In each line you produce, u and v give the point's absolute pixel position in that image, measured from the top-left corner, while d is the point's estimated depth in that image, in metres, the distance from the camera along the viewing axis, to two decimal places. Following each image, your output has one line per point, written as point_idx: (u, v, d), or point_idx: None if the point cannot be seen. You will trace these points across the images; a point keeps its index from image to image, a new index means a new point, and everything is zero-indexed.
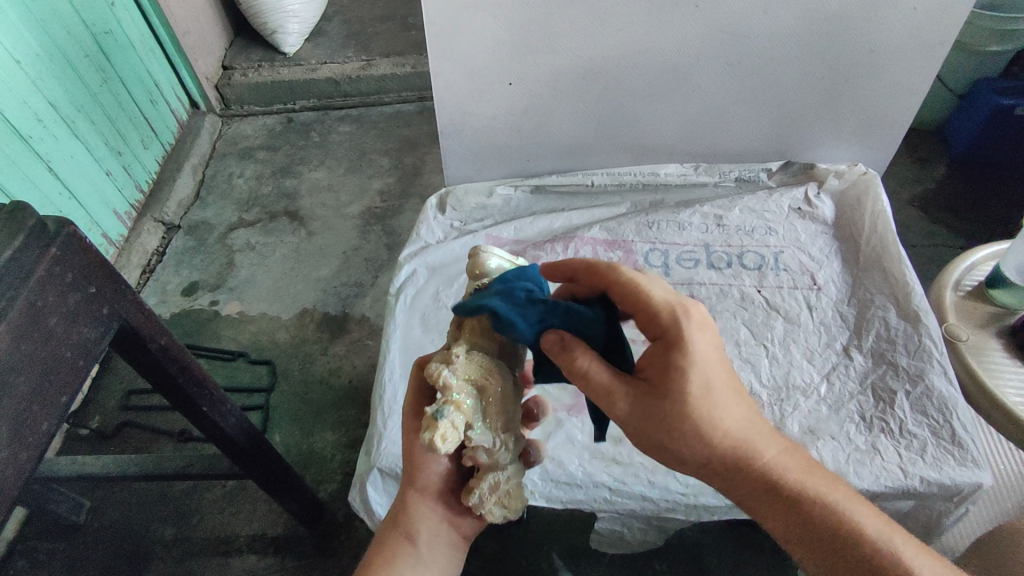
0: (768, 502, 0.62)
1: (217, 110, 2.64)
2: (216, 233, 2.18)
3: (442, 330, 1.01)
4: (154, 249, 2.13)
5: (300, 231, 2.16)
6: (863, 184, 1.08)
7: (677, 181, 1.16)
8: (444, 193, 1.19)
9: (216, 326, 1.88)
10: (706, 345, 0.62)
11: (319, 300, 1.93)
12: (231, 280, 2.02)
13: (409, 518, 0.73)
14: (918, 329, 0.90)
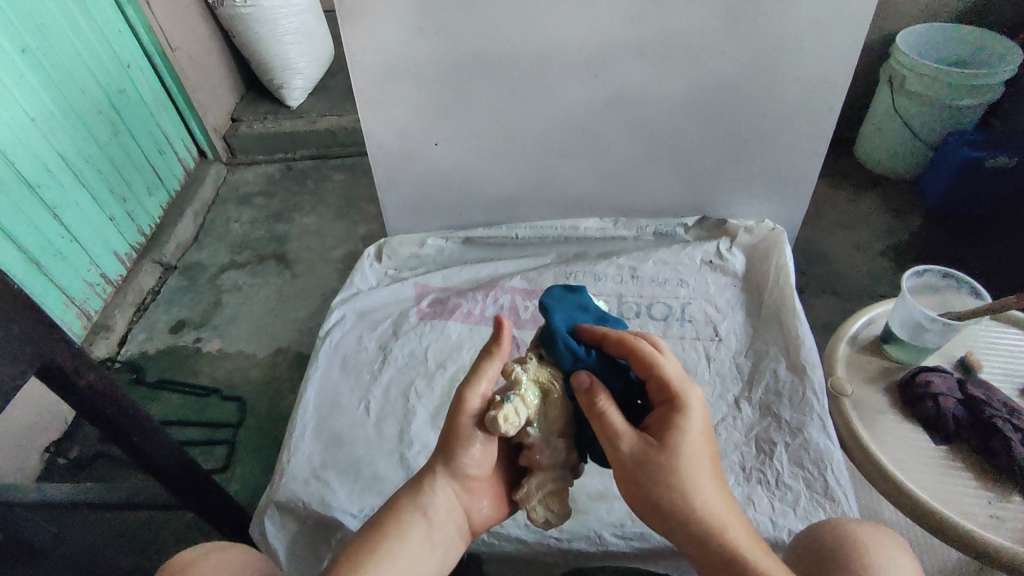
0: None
1: (224, 157, 2.81)
2: (207, 274, 2.30)
3: (358, 372, 1.07)
4: (150, 291, 2.22)
5: (285, 273, 2.27)
6: (770, 240, 1.12)
7: (597, 235, 1.21)
8: (381, 243, 1.27)
9: (196, 362, 1.96)
10: (701, 421, 0.68)
11: (295, 339, 2.01)
12: (215, 319, 2.11)
13: (427, 493, 0.70)
14: (804, 382, 0.93)
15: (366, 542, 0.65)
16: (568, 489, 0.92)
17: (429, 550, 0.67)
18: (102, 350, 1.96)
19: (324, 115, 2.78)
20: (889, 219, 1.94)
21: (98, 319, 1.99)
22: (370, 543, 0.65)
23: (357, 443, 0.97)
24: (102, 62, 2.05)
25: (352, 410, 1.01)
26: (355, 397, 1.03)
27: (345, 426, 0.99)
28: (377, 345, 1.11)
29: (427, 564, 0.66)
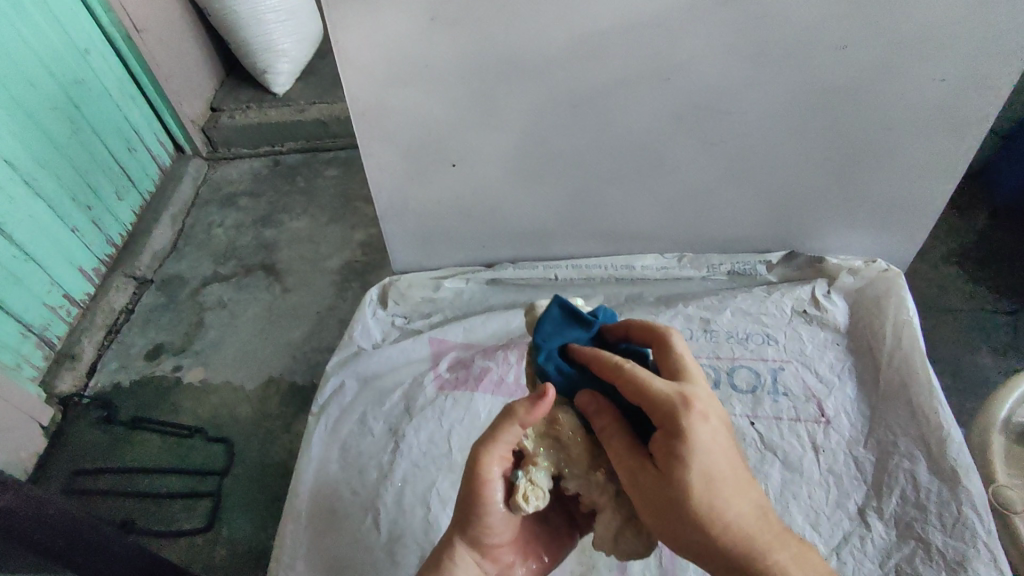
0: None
1: (205, 153, 1.99)
2: (189, 288, 1.66)
3: (363, 466, 0.84)
4: (122, 306, 1.60)
5: (273, 285, 1.64)
6: (883, 285, 0.88)
7: (656, 275, 0.98)
8: (387, 283, 1.03)
9: (175, 398, 1.41)
10: (711, 436, 0.52)
11: (287, 366, 1.46)
12: (198, 342, 1.53)
13: (450, 570, 0.62)
14: (956, 495, 0.71)
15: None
16: None
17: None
18: (64, 383, 1.42)
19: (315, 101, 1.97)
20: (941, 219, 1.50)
21: (63, 345, 1.45)
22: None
23: (367, 572, 0.76)
24: (48, 34, 1.40)
25: (358, 523, 0.80)
26: (359, 502, 0.81)
27: (350, 548, 0.78)
28: (386, 426, 0.88)
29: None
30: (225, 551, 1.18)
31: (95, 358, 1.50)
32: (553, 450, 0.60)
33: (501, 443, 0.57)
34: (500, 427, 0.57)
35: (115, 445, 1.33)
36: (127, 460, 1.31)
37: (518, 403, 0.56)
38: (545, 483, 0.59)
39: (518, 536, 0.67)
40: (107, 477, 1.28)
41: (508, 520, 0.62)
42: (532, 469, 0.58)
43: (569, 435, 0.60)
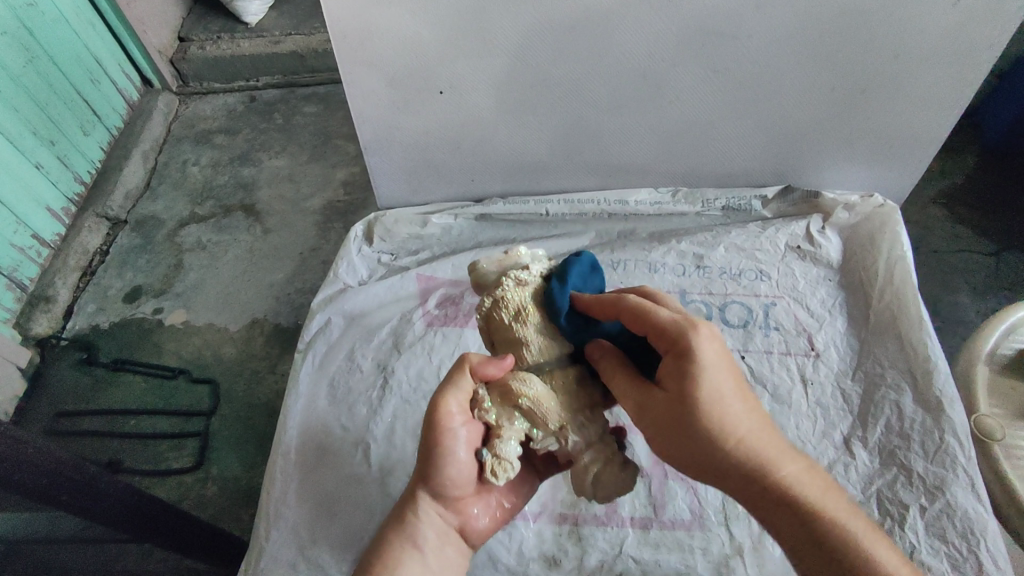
0: (794, 537, 0.48)
1: (174, 88, 1.87)
2: (165, 228, 1.58)
3: (352, 402, 0.83)
4: (97, 248, 1.54)
5: (254, 227, 1.56)
6: (879, 220, 0.87)
7: (650, 210, 0.95)
8: (372, 219, 1.00)
9: (158, 338, 1.37)
10: (716, 353, 0.52)
11: (270, 309, 1.41)
12: (178, 283, 1.46)
13: (414, 521, 0.57)
14: (940, 425, 0.72)
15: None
16: (639, 570, 0.69)
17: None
18: (39, 326, 1.36)
19: (291, 32, 1.85)
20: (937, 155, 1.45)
21: (36, 287, 1.40)
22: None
23: (357, 506, 0.75)
24: None
25: (349, 458, 0.79)
26: (349, 438, 0.80)
27: (339, 483, 0.77)
28: (375, 362, 0.86)
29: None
30: (216, 487, 1.17)
31: (71, 301, 1.45)
32: (517, 417, 0.58)
33: (460, 392, 0.58)
34: (458, 376, 0.59)
35: (96, 386, 1.29)
36: (109, 402, 1.27)
37: (474, 360, 0.59)
38: (510, 452, 0.57)
39: (487, 500, 0.61)
40: (88, 419, 1.25)
41: (468, 480, 0.58)
42: (498, 442, 0.57)
43: (530, 402, 0.57)
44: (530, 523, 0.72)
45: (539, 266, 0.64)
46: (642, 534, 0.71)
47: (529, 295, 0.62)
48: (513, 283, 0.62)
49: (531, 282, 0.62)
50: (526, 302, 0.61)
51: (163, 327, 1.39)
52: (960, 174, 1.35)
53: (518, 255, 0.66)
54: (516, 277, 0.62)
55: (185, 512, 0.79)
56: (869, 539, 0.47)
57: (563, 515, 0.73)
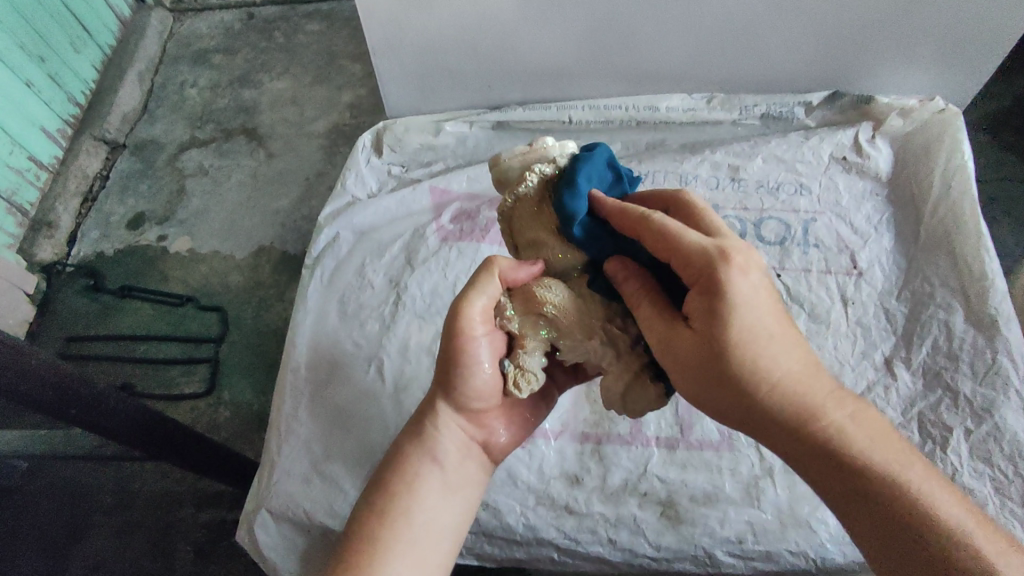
0: (836, 486, 0.45)
1: (168, 3, 1.69)
2: (166, 153, 1.46)
3: (364, 318, 0.79)
4: (97, 172, 1.43)
5: (258, 153, 1.43)
6: (938, 128, 0.79)
7: (682, 117, 0.87)
8: (381, 128, 0.93)
9: (163, 266, 1.30)
10: (752, 289, 0.47)
11: (278, 237, 1.32)
12: (183, 211, 1.37)
13: (432, 434, 0.54)
14: (992, 343, 0.67)
15: (376, 511, 0.50)
16: (664, 489, 0.66)
17: (451, 500, 0.52)
18: (43, 251, 1.30)
19: None
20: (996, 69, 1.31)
21: (37, 212, 1.32)
22: (381, 513, 0.49)
23: (372, 423, 0.72)
24: None
25: (362, 375, 0.75)
26: (361, 355, 0.77)
27: (352, 399, 0.74)
28: (386, 278, 0.82)
29: (448, 521, 0.51)
30: (228, 412, 1.15)
31: (75, 227, 1.37)
32: (541, 327, 0.55)
33: (483, 296, 0.54)
34: (484, 279, 0.54)
35: (104, 312, 1.25)
36: (118, 328, 1.23)
37: (502, 264, 0.55)
38: (536, 363, 0.55)
39: (508, 414, 0.58)
40: (98, 345, 1.21)
41: (493, 392, 0.55)
42: (522, 354, 0.55)
43: (557, 312, 0.54)
44: (550, 442, 0.69)
45: (567, 162, 0.57)
46: (667, 453, 0.68)
47: (554, 194, 0.56)
48: (537, 179, 0.56)
49: (558, 178, 0.56)
50: (548, 201, 0.56)
51: (169, 255, 1.32)
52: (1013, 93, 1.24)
53: (546, 148, 0.58)
54: (540, 172, 0.56)
55: (205, 439, 0.76)
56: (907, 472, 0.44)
57: (585, 434, 0.70)
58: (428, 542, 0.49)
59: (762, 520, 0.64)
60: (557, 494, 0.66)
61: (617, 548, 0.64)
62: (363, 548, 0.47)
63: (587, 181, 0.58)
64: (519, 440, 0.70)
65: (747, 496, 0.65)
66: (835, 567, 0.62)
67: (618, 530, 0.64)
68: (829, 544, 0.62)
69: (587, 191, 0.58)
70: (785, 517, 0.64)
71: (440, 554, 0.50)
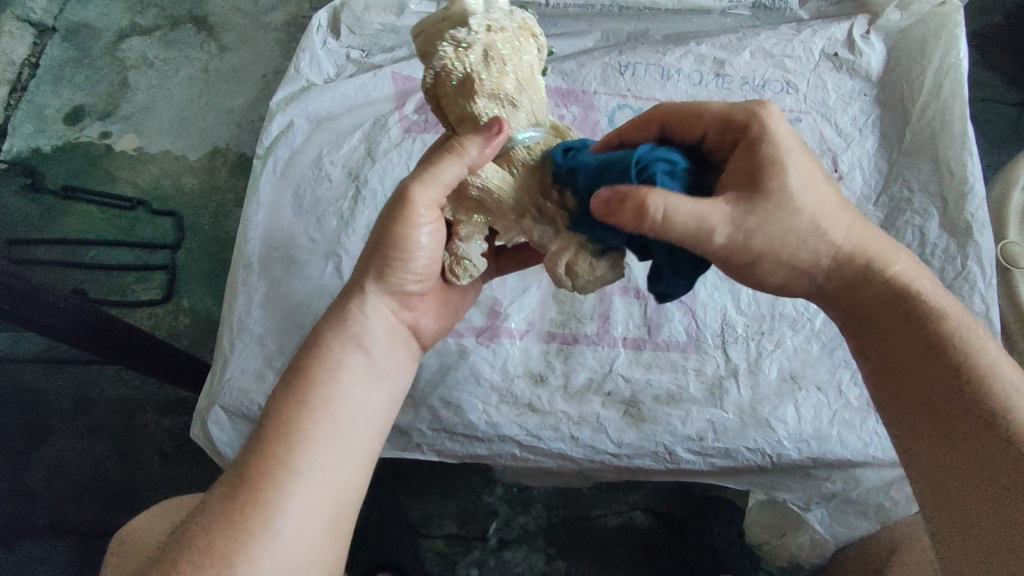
0: (911, 355, 0.43)
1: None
2: (103, 39, 1.29)
3: (321, 213, 0.74)
4: (25, 59, 1.27)
5: (209, 43, 1.28)
6: (939, 21, 0.74)
7: (670, 4, 0.80)
8: (337, 5, 0.83)
9: (109, 166, 1.20)
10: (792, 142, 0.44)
11: (233, 138, 1.22)
12: (127, 105, 1.24)
13: (357, 316, 0.49)
14: (964, 249, 0.66)
15: (292, 397, 0.45)
16: (629, 388, 0.66)
17: (379, 387, 0.48)
18: None
19: None
20: None
21: None
22: (299, 399, 0.45)
23: None
24: None
25: (318, 272, 0.72)
26: (318, 252, 0.72)
27: (308, 296, 0.70)
28: (344, 170, 0.76)
29: (376, 407, 0.48)
30: (189, 319, 1.11)
31: (6, 119, 1.24)
32: (474, 211, 0.51)
33: (438, 182, 0.47)
34: (440, 165, 0.47)
35: (48, 214, 1.15)
36: (63, 232, 1.14)
37: (471, 150, 0.47)
38: (469, 248, 0.51)
39: (437, 298, 0.55)
40: (44, 249, 1.12)
41: (429, 277, 0.52)
42: (458, 241, 0.51)
43: (483, 191, 0.50)
44: (516, 341, 0.68)
45: (481, 22, 0.50)
46: (634, 354, 0.67)
47: (477, 60, 0.50)
48: (450, 48, 0.50)
49: (470, 41, 0.50)
50: (468, 68, 0.50)
51: (114, 154, 1.21)
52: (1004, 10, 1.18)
53: (459, 7, 0.51)
54: (452, 39, 0.49)
55: (161, 343, 0.71)
56: (978, 349, 0.42)
57: (552, 334, 0.68)
58: (355, 428, 0.46)
59: (723, 419, 0.64)
60: (521, 393, 0.65)
61: (578, 445, 0.64)
62: (280, 432, 0.43)
63: (513, 39, 0.51)
64: (483, 339, 0.68)
65: (710, 396, 0.65)
66: (791, 464, 0.63)
67: (580, 427, 0.64)
68: (787, 442, 0.63)
69: (514, 52, 0.51)
70: (746, 417, 0.64)
71: (367, 441, 0.46)
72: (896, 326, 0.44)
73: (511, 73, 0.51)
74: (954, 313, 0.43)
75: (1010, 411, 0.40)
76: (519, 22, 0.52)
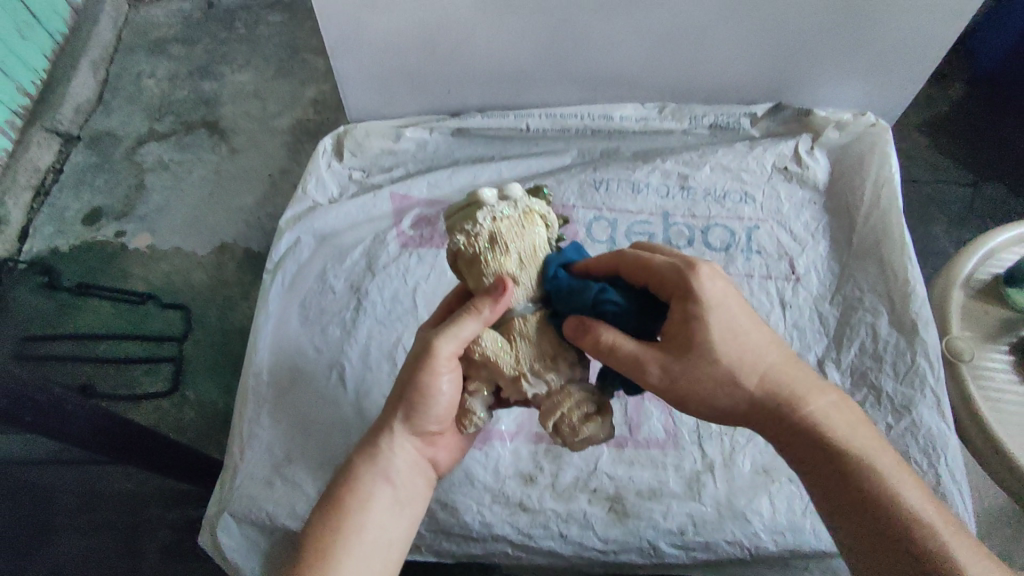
0: (826, 485, 0.50)
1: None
2: (123, 145, 1.35)
3: (325, 324, 0.81)
4: (50, 165, 1.32)
5: (220, 147, 1.35)
6: (870, 140, 0.86)
7: (636, 127, 0.90)
8: (342, 132, 0.93)
9: (122, 264, 1.22)
10: (722, 293, 0.52)
11: (241, 234, 1.25)
12: (143, 205, 1.28)
13: (384, 453, 0.56)
14: (913, 345, 0.73)
15: (326, 525, 0.51)
16: (613, 485, 0.70)
17: (401, 514, 0.55)
18: None
19: None
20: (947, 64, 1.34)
21: None
22: (333, 528, 0.51)
23: (333, 427, 0.75)
24: None
25: (323, 379, 0.78)
26: (322, 360, 0.79)
27: (313, 404, 0.76)
28: (347, 283, 0.83)
29: (398, 534, 0.54)
30: (193, 412, 1.09)
31: (28, 222, 1.27)
32: (480, 371, 0.56)
33: (457, 338, 0.53)
34: (458, 322, 0.53)
35: (63, 312, 1.16)
36: (77, 329, 1.15)
37: (485, 310, 0.53)
38: (477, 404, 0.57)
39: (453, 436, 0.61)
40: (59, 348, 1.13)
41: (445, 416, 0.58)
42: (467, 398, 0.57)
43: (487, 357, 0.54)
44: (506, 442, 0.73)
45: (488, 213, 0.55)
46: (616, 452, 0.72)
47: (484, 246, 0.55)
48: (464, 239, 0.55)
49: (479, 232, 0.54)
50: (480, 253, 0.55)
51: (128, 252, 1.23)
52: (946, 102, 1.29)
53: (475, 199, 0.56)
54: (463, 229, 0.55)
55: (163, 438, 0.74)
56: (896, 480, 0.49)
57: (539, 435, 0.73)
58: (379, 556, 0.52)
59: (702, 513, 0.68)
60: (512, 492, 0.70)
61: (567, 543, 0.68)
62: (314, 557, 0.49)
63: (518, 224, 0.56)
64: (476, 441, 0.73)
65: (688, 490, 0.70)
66: (768, 555, 0.67)
67: (568, 526, 0.68)
68: (763, 534, 0.67)
69: (517, 235, 0.55)
70: (724, 510, 0.68)
71: (388, 564, 0.52)
72: (813, 454, 0.51)
73: (513, 254, 0.55)
74: (853, 438, 0.51)
75: (921, 535, 0.46)
76: (524, 208, 0.56)
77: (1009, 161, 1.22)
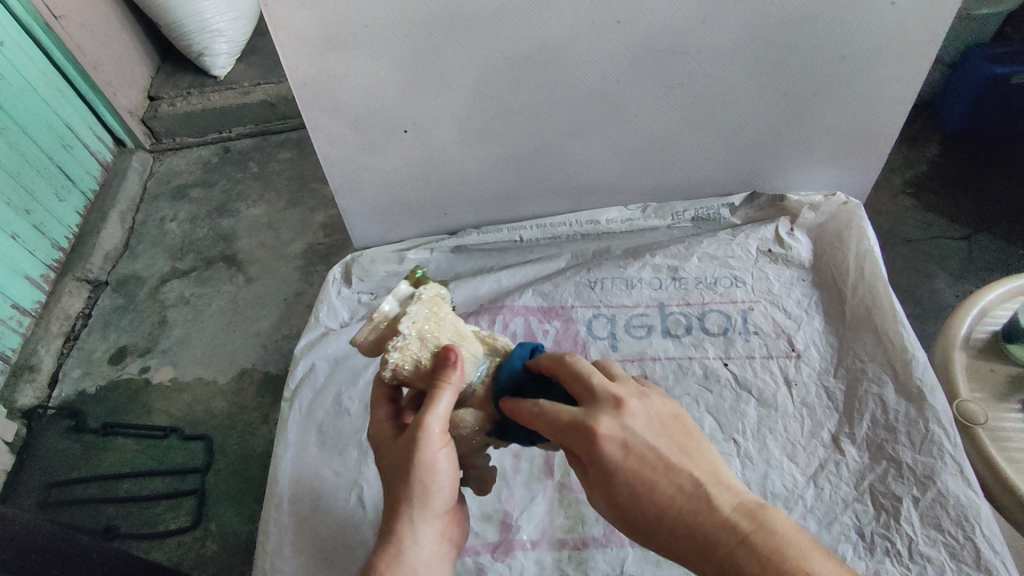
0: None
1: (147, 145, 1.68)
2: (146, 286, 1.44)
3: (343, 446, 0.83)
4: (79, 311, 1.40)
5: (236, 277, 1.43)
6: (844, 218, 0.90)
7: (622, 228, 0.97)
8: (348, 261, 0.99)
9: (144, 400, 1.25)
10: (615, 446, 0.52)
11: (258, 356, 1.30)
12: (165, 340, 1.34)
13: (407, 549, 0.54)
14: (924, 414, 0.73)
15: None
16: None
17: None
18: (25, 396, 1.24)
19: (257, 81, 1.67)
20: (914, 124, 1.41)
21: (19, 357, 1.27)
22: None
23: (355, 553, 0.75)
24: None
25: (344, 503, 0.79)
26: (342, 484, 0.80)
27: (335, 530, 0.77)
28: (361, 405, 0.87)
29: None
30: (216, 544, 1.08)
31: (57, 367, 1.32)
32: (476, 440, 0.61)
33: (438, 411, 0.56)
34: (436, 399, 0.56)
35: (87, 453, 1.18)
36: (100, 469, 1.16)
37: (452, 380, 0.57)
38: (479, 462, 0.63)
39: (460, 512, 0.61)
40: (79, 489, 1.14)
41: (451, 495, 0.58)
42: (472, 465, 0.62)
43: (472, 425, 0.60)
44: (529, 552, 0.72)
45: (407, 320, 0.60)
46: (642, 552, 0.71)
47: (417, 351, 0.59)
48: (398, 350, 0.59)
49: (408, 336, 0.59)
50: (417, 352, 0.59)
51: (151, 386, 1.27)
52: (922, 163, 1.35)
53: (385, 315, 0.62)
54: (393, 344, 0.59)
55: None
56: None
57: (562, 540, 0.72)
58: None
59: None
60: None
61: None
62: None
63: (430, 314, 0.62)
64: (499, 553, 0.72)
65: None
66: None
67: None
68: None
69: (436, 324, 0.61)
70: None
71: None
72: None
73: (442, 336, 0.61)
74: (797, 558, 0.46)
75: None
76: (427, 297, 0.63)
77: (993, 210, 1.26)
